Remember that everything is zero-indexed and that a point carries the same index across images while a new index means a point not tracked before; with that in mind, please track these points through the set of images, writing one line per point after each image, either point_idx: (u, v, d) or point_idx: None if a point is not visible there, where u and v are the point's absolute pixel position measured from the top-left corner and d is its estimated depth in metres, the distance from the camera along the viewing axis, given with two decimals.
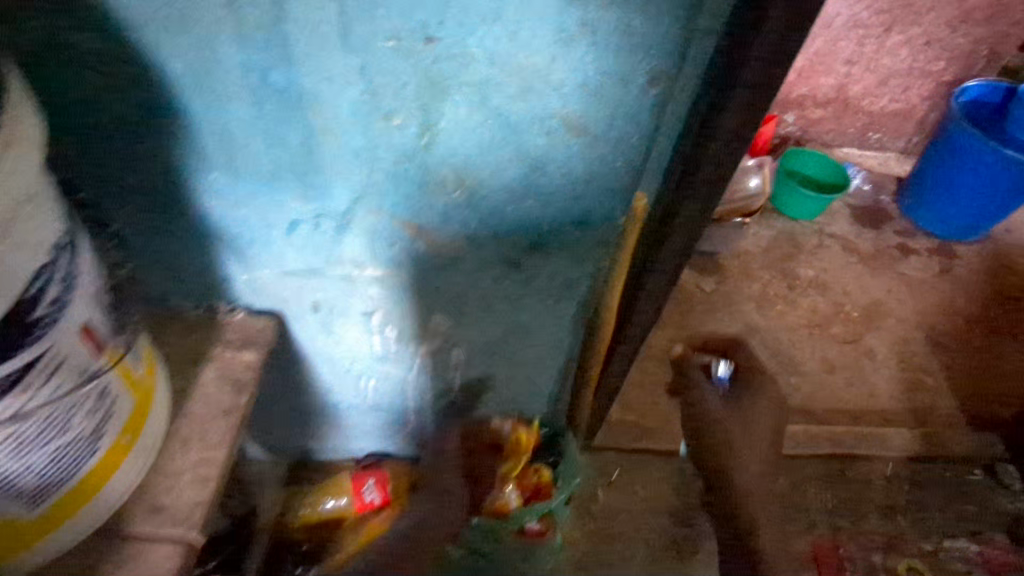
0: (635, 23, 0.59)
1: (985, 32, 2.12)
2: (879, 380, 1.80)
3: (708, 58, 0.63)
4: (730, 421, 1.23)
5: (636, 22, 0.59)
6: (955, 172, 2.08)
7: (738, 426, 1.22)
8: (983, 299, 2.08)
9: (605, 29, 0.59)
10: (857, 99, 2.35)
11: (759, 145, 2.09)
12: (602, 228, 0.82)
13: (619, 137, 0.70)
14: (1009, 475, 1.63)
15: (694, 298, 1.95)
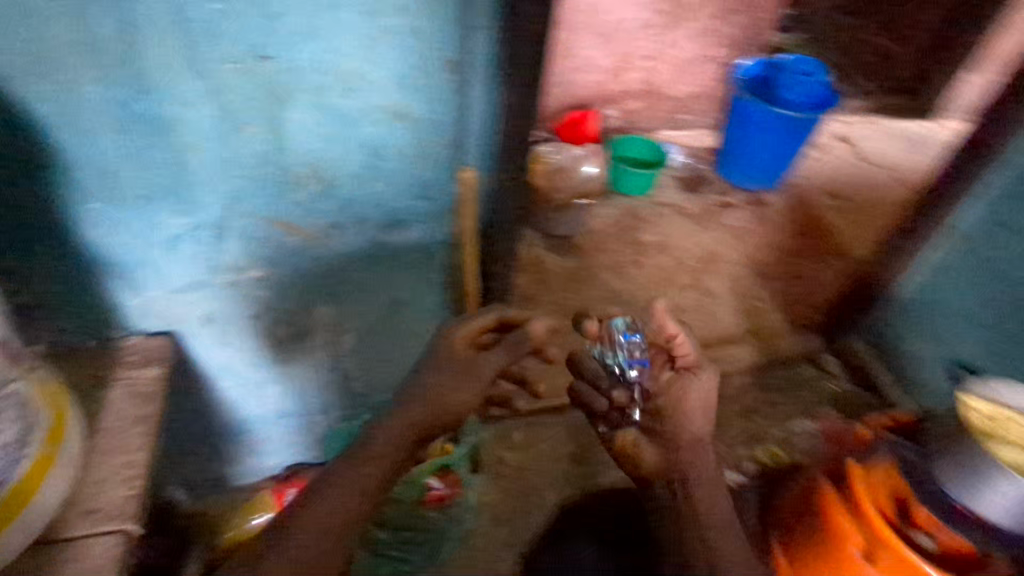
0: (423, 25, 0.79)
1: (744, 19, 2.64)
2: (723, 313, 2.13)
3: (490, 46, 0.84)
4: (679, 416, 1.11)
5: (426, 25, 0.79)
6: (749, 138, 2.52)
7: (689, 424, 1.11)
8: (790, 233, 2.50)
9: (401, 32, 0.79)
10: (661, 88, 2.76)
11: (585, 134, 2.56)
12: (445, 202, 1.01)
13: (436, 122, 0.90)
14: (830, 363, 2.00)
15: (559, 277, 2.20)
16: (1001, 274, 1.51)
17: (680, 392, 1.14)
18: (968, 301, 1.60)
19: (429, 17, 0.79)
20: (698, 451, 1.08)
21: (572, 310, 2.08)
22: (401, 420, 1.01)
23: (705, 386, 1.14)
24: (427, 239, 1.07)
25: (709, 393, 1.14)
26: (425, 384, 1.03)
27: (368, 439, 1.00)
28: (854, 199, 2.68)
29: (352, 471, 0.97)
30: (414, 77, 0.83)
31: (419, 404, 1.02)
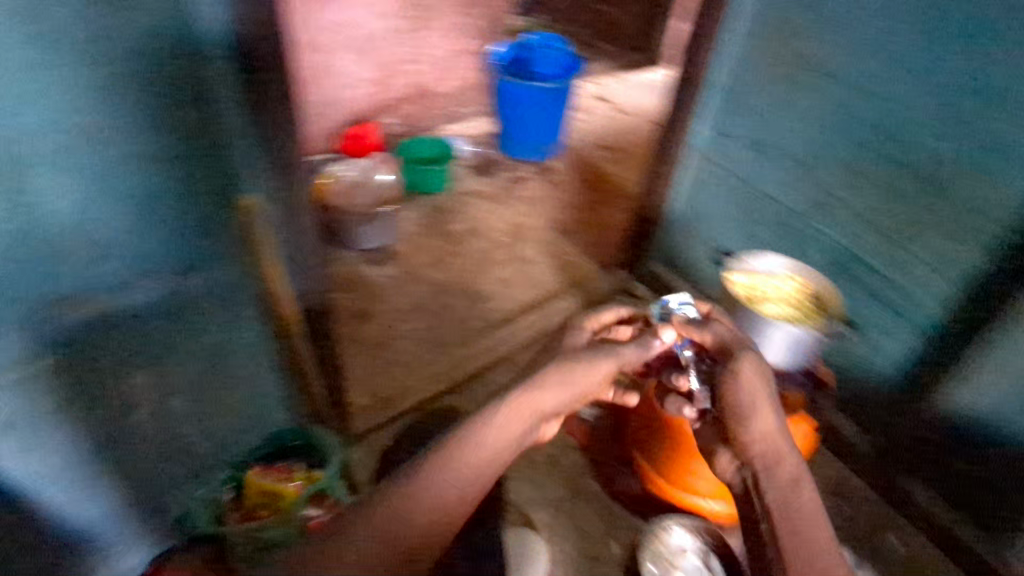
0: (153, 87, 0.99)
1: (484, 13, 2.91)
2: (541, 275, 2.38)
3: (230, 96, 1.05)
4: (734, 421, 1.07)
5: (155, 87, 0.99)
6: (528, 114, 2.75)
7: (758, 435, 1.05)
8: (576, 191, 2.84)
9: (133, 97, 0.98)
10: (430, 89, 2.94)
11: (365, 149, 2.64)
12: (196, 226, 1.15)
13: (155, 150, 1.04)
14: (639, 289, 2.29)
15: (385, 286, 2.27)
16: (737, 175, 1.87)
17: (730, 389, 1.07)
18: (721, 204, 1.95)
19: (157, 79, 0.99)
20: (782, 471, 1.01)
21: (408, 311, 2.18)
22: (516, 418, 1.03)
23: (754, 378, 1.06)
24: (190, 268, 1.18)
25: (758, 377, 1.06)
26: (539, 381, 1.05)
27: (472, 440, 0.99)
28: (620, 149, 3.12)
29: (453, 463, 0.96)
30: (123, 108, 0.98)
31: (525, 403, 1.04)
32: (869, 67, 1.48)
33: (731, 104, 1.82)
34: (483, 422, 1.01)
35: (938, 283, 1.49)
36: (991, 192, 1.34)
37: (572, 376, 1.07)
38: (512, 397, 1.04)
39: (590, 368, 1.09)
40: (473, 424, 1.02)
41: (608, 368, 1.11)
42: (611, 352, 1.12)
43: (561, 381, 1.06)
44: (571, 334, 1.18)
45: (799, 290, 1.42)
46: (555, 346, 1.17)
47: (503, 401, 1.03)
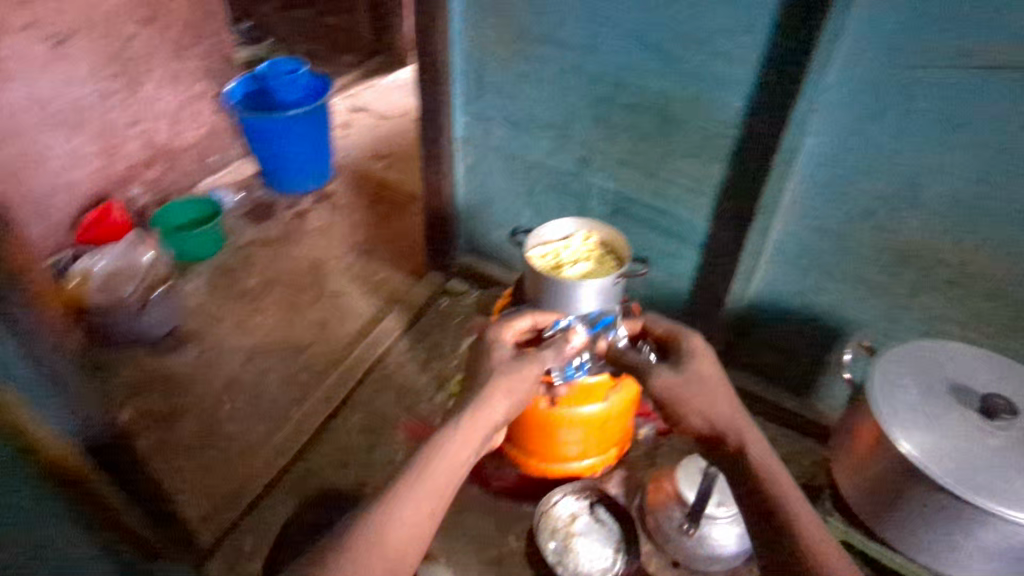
0: None
1: (204, 49, 2.65)
2: (357, 303, 2.29)
3: None
4: (691, 400, 1.20)
5: None
6: (283, 144, 2.64)
7: (709, 398, 1.20)
8: (365, 207, 2.77)
9: None
10: (170, 145, 2.65)
11: (110, 227, 2.32)
12: None
13: None
14: (457, 285, 2.31)
15: (190, 372, 2.03)
16: (507, 152, 1.94)
17: (689, 373, 1.24)
18: (501, 183, 2.03)
19: None
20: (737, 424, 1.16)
21: (225, 393, 1.97)
22: (472, 424, 1.17)
23: (708, 366, 1.25)
24: None
25: (711, 362, 1.26)
26: (490, 391, 1.20)
27: (443, 453, 1.12)
28: (395, 153, 3.10)
29: (432, 471, 1.11)
30: None
31: (481, 409, 1.19)
32: (587, 30, 1.57)
33: (479, 88, 1.86)
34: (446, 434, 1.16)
35: (699, 202, 1.68)
36: (713, 113, 1.52)
37: (517, 377, 1.23)
38: (469, 409, 1.18)
39: (525, 369, 1.25)
40: (440, 439, 1.15)
41: (544, 361, 1.28)
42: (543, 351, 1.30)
43: (510, 383, 1.21)
44: (495, 342, 1.31)
45: (590, 244, 1.51)
46: (486, 353, 1.30)
47: (465, 414, 1.17)
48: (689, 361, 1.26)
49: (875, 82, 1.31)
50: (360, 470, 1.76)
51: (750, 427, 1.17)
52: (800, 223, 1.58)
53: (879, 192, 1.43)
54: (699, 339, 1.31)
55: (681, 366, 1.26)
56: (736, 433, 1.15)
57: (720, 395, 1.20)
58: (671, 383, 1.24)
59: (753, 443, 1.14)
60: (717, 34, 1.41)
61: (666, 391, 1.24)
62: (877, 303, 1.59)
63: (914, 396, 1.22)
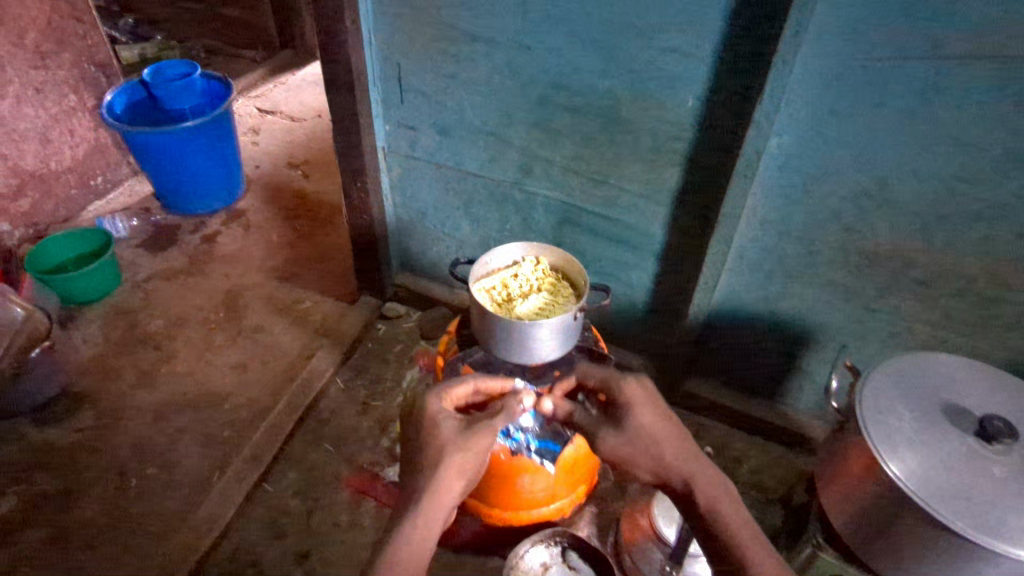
0: None
1: (72, 55, 2.28)
2: (281, 339, 2.04)
3: None
4: (642, 461, 1.08)
5: None
6: (177, 161, 2.32)
7: (654, 446, 1.07)
8: (282, 223, 2.50)
9: None
10: (42, 169, 2.29)
11: None
12: None
13: None
14: (393, 308, 2.10)
15: (86, 442, 1.75)
16: (436, 162, 1.73)
17: (636, 430, 1.08)
18: (433, 196, 1.81)
19: None
20: (688, 467, 1.05)
21: (133, 462, 1.71)
22: (424, 516, 1.01)
23: (654, 416, 1.09)
24: None
25: (654, 410, 1.10)
26: (440, 478, 1.03)
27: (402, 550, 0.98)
28: (312, 160, 2.81)
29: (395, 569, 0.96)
30: None
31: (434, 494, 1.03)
32: (517, 24, 1.37)
33: (399, 92, 1.64)
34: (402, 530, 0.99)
35: (653, 210, 1.53)
36: (664, 114, 1.36)
37: (468, 455, 1.05)
38: (419, 505, 1.01)
39: (474, 443, 1.07)
40: (395, 539, 0.99)
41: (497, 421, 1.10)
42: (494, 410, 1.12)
43: (461, 466, 1.04)
44: (437, 413, 1.11)
45: (541, 271, 1.35)
46: (425, 429, 1.09)
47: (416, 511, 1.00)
48: (631, 415, 1.09)
49: (840, 75, 1.16)
50: (297, 541, 1.56)
51: (700, 467, 1.06)
52: (761, 227, 1.43)
53: (844, 193, 1.29)
54: (632, 380, 1.13)
55: (626, 421, 1.09)
56: (699, 490, 1.04)
57: (662, 436, 1.08)
58: (620, 445, 1.09)
59: (716, 497, 1.03)
60: (665, 26, 1.24)
61: (619, 454, 1.09)
62: (845, 309, 1.47)
63: (907, 426, 1.11)
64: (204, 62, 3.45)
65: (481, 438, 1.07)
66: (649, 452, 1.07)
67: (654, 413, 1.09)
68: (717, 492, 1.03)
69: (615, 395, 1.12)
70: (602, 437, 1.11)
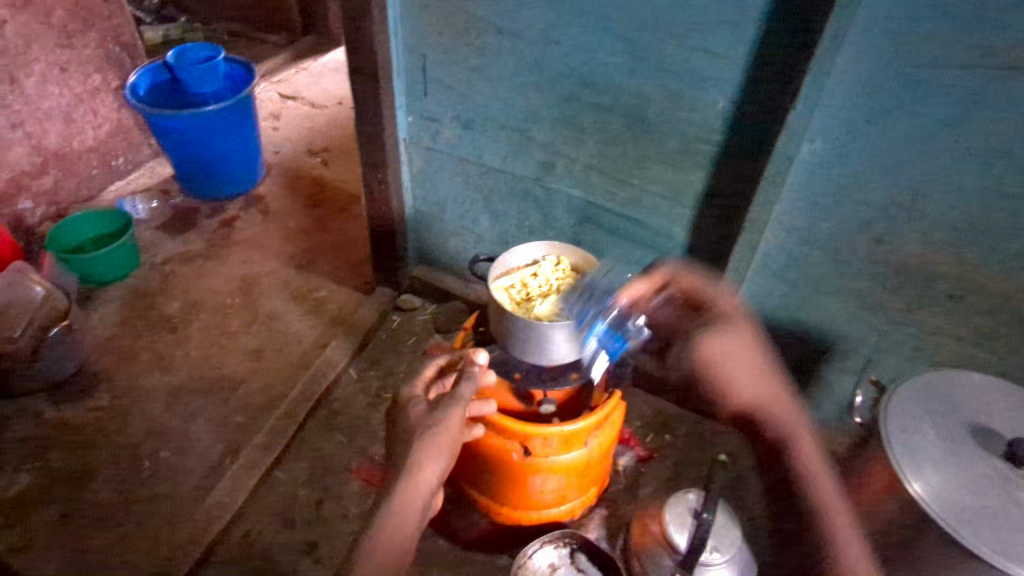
0: None
1: (98, 35, 2.29)
2: (296, 327, 2.04)
3: None
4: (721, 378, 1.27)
5: None
6: (197, 145, 2.32)
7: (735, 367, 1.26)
8: (301, 210, 2.49)
9: None
10: (65, 148, 2.30)
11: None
12: None
13: None
14: (408, 300, 2.09)
15: (101, 422, 1.77)
16: (458, 156, 1.71)
17: (728, 343, 1.27)
18: (453, 190, 1.80)
19: None
20: (773, 399, 1.25)
21: (146, 444, 1.72)
22: (403, 499, 1.05)
23: (740, 331, 1.28)
24: None
25: (740, 361, 1.26)
26: (411, 461, 1.06)
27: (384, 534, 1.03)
28: (332, 147, 2.80)
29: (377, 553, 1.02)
30: None
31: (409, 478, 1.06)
32: (546, 18, 1.35)
33: (424, 84, 1.62)
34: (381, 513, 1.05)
35: (677, 212, 1.50)
36: (693, 115, 1.33)
37: (439, 434, 1.09)
38: (395, 490, 1.05)
39: (444, 424, 1.10)
40: (376, 525, 1.04)
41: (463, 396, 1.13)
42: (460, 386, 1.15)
43: (434, 445, 1.07)
44: (407, 401, 1.17)
45: (561, 271, 1.33)
46: (401, 418, 1.15)
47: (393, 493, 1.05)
48: (730, 327, 1.27)
49: (878, 82, 1.12)
50: (307, 530, 1.56)
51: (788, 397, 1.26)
52: (788, 234, 1.40)
53: (876, 203, 1.26)
54: (728, 296, 1.31)
55: (718, 332, 1.27)
56: (767, 413, 1.25)
57: (756, 373, 1.27)
58: (709, 343, 1.27)
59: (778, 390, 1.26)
60: (699, 25, 1.21)
61: (699, 351, 1.28)
62: (871, 320, 1.44)
63: (933, 445, 1.08)
64: (227, 45, 3.44)
65: (450, 417, 1.10)
66: (729, 378, 1.26)
67: (738, 377, 1.26)
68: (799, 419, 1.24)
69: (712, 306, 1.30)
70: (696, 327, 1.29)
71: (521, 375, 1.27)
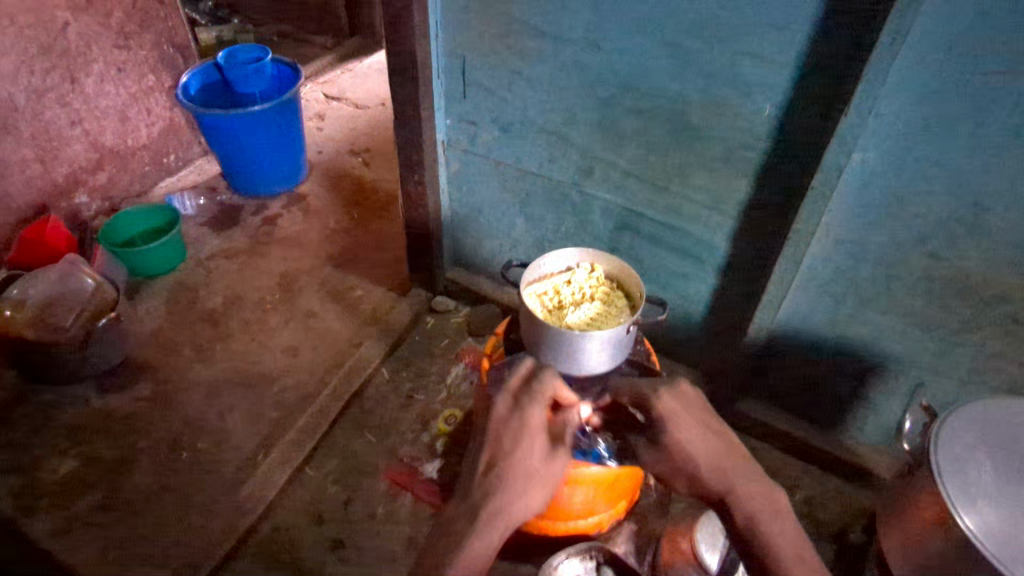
0: None
1: (153, 36, 2.36)
2: (332, 325, 2.06)
3: None
4: (679, 459, 1.05)
5: None
6: (243, 144, 2.38)
7: (688, 447, 1.05)
8: (341, 210, 2.52)
9: None
10: (120, 145, 2.39)
11: (57, 240, 2.07)
12: None
13: None
14: (442, 302, 2.09)
15: (143, 412, 1.82)
16: (495, 159, 1.70)
17: (672, 450, 1.06)
18: (490, 193, 1.79)
19: None
20: (731, 480, 1.03)
21: (184, 435, 1.77)
22: (469, 569, 0.94)
23: (693, 431, 1.06)
24: None
25: (696, 430, 1.06)
26: (523, 489, 1.01)
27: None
28: (373, 148, 2.83)
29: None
30: None
31: (479, 549, 0.96)
32: (587, 20, 1.32)
33: (463, 86, 1.61)
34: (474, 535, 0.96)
35: (717, 220, 1.45)
36: (738, 121, 1.28)
37: (552, 470, 1.05)
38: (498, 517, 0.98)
39: (555, 459, 1.06)
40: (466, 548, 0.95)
41: (560, 462, 1.06)
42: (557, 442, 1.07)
43: (544, 480, 1.03)
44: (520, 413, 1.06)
45: (595, 279, 1.30)
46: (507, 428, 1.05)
47: (495, 517, 0.98)
48: (666, 436, 1.06)
49: (939, 89, 1.06)
50: (334, 528, 1.57)
51: (746, 477, 1.03)
52: (835, 247, 1.33)
53: (932, 216, 1.19)
54: (668, 395, 1.09)
55: (660, 440, 1.08)
56: (728, 491, 1.02)
57: (712, 446, 1.05)
58: (657, 460, 1.09)
59: (748, 505, 1.01)
60: (745, 27, 1.17)
61: (657, 468, 1.10)
62: (923, 339, 1.36)
63: (988, 478, 1.01)
64: (277, 47, 3.52)
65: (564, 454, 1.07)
66: (684, 454, 1.05)
67: (694, 454, 1.04)
68: (762, 504, 1.01)
69: (649, 412, 1.09)
70: (642, 454, 1.12)
71: None
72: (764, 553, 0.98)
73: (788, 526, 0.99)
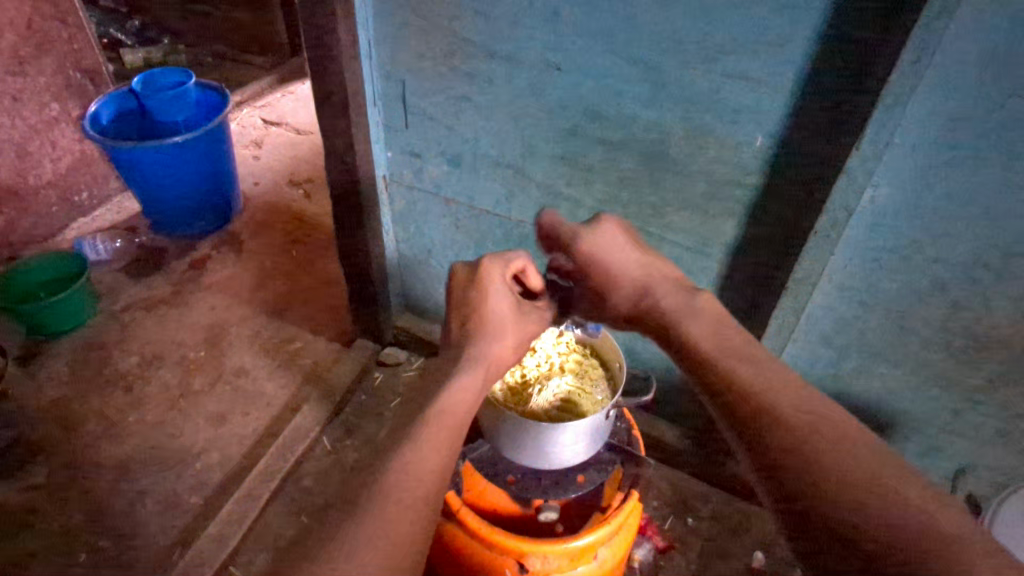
0: None
1: (56, 60, 2.08)
2: (265, 385, 1.80)
3: None
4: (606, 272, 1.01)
5: None
6: (164, 179, 2.10)
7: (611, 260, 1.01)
8: (277, 250, 2.27)
9: None
10: (19, 184, 2.10)
11: None
12: None
13: None
14: (391, 355, 1.85)
15: (35, 504, 1.53)
16: (445, 196, 1.48)
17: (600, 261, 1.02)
18: (440, 233, 1.57)
19: None
20: (656, 286, 0.95)
21: (84, 531, 1.48)
22: (455, 402, 0.85)
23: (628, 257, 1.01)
24: None
25: (627, 254, 1.02)
26: (491, 327, 0.95)
27: (399, 499, 0.73)
28: (315, 178, 2.59)
29: (393, 513, 0.71)
30: None
31: (441, 439, 0.80)
32: (545, 38, 1.12)
33: (404, 115, 1.39)
34: (449, 377, 0.88)
35: (701, 264, 1.26)
36: (724, 154, 1.09)
37: (519, 326, 0.98)
38: (474, 351, 0.92)
39: (522, 315, 1.00)
40: (442, 388, 0.87)
41: (504, 363, 0.95)
42: (501, 333, 0.95)
43: (517, 330, 0.98)
44: (495, 288, 1.00)
45: (565, 346, 1.13)
46: (467, 308, 0.98)
47: (468, 358, 0.91)
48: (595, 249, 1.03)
49: (967, 116, 0.88)
50: None
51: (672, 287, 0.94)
52: (839, 295, 1.15)
53: (954, 261, 1.01)
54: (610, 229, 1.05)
55: (597, 262, 1.02)
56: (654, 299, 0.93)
57: (650, 266, 0.99)
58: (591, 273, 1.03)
59: (685, 314, 0.86)
60: (733, 46, 0.98)
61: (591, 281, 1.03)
62: (940, 398, 1.19)
63: None
64: (209, 70, 3.26)
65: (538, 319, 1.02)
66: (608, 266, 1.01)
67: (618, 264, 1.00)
68: (694, 309, 0.87)
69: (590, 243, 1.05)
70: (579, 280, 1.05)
71: (516, 478, 1.06)
72: (691, 330, 0.83)
73: (736, 336, 0.80)
